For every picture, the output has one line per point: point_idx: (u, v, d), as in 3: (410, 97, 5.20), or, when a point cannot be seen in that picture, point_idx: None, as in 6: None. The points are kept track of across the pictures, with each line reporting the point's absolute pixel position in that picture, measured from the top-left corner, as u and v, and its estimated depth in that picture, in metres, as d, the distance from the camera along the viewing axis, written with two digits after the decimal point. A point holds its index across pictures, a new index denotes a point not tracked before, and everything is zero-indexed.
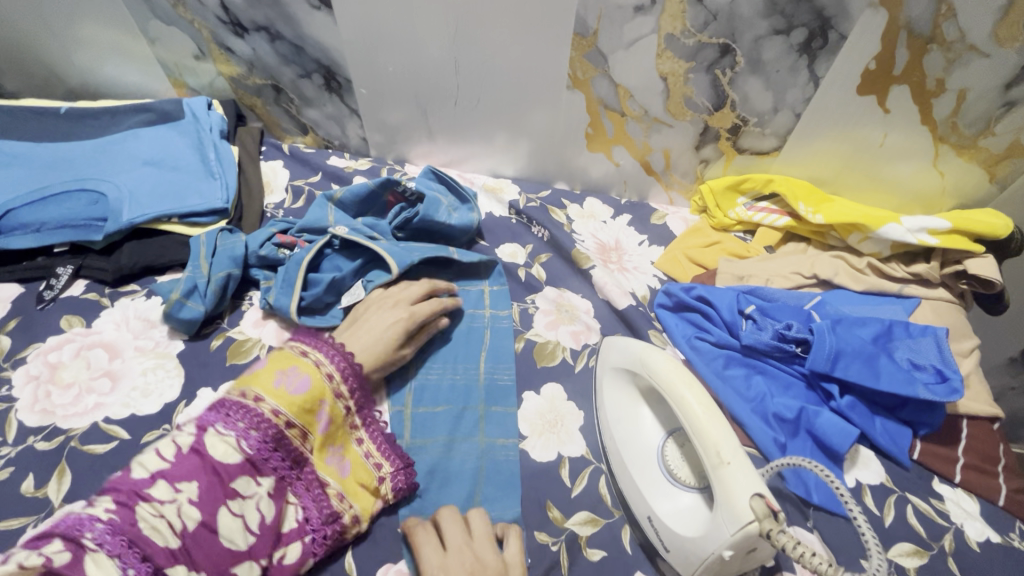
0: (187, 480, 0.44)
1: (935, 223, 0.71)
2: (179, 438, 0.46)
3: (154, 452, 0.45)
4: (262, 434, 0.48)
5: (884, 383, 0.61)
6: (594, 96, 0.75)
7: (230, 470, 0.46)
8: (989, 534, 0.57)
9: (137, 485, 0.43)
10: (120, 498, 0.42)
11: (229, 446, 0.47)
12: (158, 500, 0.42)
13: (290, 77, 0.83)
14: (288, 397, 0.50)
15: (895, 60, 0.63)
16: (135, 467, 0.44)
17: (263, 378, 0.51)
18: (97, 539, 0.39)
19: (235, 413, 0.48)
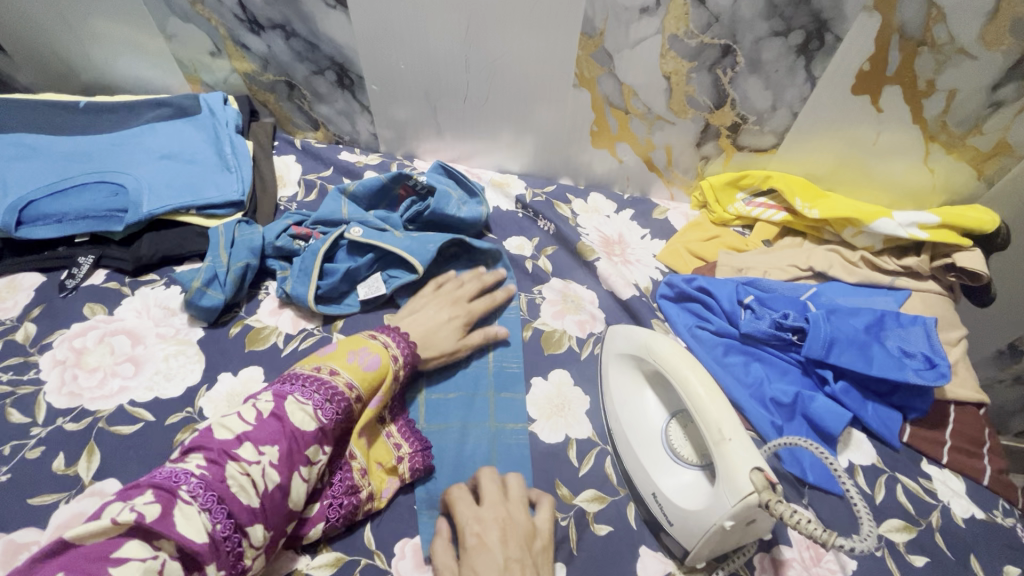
0: (269, 444, 0.48)
1: (925, 218, 0.74)
2: (262, 405, 0.51)
3: (238, 416, 0.49)
4: (335, 406, 0.53)
5: (876, 369, 0.64)
6: (600, 95, 0.78)
7: (306, 439, 0.51)
8: (974, 511, 0.60)
9: (226, 445, 0.47)
10: (211, 455, 0.46)
11: (308, 416, 0.51)
12: (245, 460, 0.46)
13: (304, 74, 0.85)
14: (361, 372, 0.57)
15: (888, 61, 0.66)
16: (221, 429, 0.48)
17: (340, 356, 0.58)
18: (191, 491, 0.43)
19: (314, 384, 0.54)
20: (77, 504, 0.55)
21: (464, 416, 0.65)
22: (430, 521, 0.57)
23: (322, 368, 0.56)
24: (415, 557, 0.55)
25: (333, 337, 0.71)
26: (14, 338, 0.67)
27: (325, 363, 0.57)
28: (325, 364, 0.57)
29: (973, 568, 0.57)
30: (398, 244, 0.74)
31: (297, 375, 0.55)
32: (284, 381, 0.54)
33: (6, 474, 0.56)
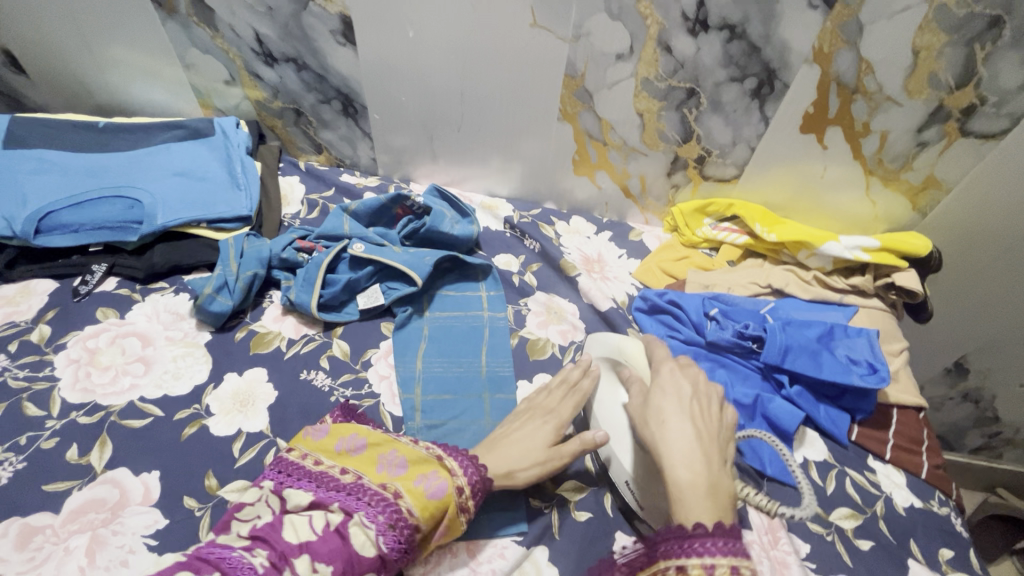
0: (325, 562, 0.49)
1: (868, 242, 0.83)
2: (331, 515, 0.53)
3: (309, 520, 0.52)
4: (398, 534, 0.52)
5: (825, 373, 0.71)
6: (581, 128, 0.87)
7: (361, 566, 0.50)
8: (913, 500, 0.67)
9: (287, 550, 0.49)
10: (273, 557, 0.49)
11: (368, 540, 0.51)
12: (298, 573, 0.48)
13: (311, 102, 0.93)
14: (423, 501, 0.54)
15: (829, 105, 0.76)
16: (290, 528, 0.51)
17: (409, 477, 0.56)
18: None
19: (381, 505, 0.53)
20: (90, 490, 0.59)
21: (455, 415, 0.71)
22: None
23: (388, 487, 0.55)
24: None
25: (333, 342, 0.77)
26: (29, 339, 0.71)
27: (395, 482, 0.56)
28: (392, 483, 0.55)
29: (912, 551, 0.63)
30: (399, 258, 0.80)
31: (366, 490, 0.54)
32: (352, 492, 0.54)
33: (21, 463, 0.60)
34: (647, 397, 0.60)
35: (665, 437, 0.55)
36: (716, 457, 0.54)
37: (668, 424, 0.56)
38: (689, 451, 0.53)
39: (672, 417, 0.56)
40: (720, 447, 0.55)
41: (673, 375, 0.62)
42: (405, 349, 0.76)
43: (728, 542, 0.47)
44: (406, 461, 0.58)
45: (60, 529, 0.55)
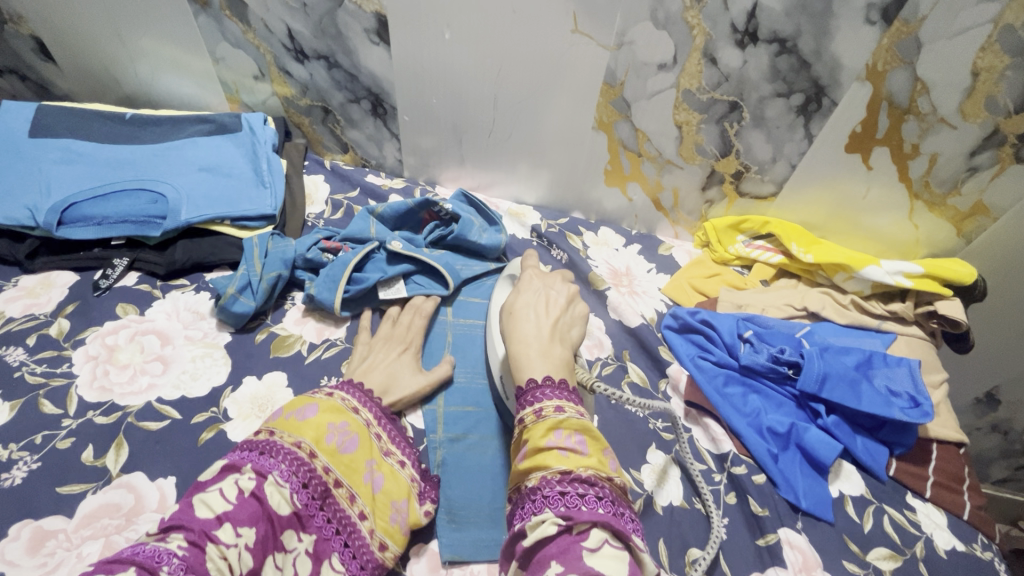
0: (248, 526, 0.45)
1: (910, 268, 0.80)
2: (242, 480, 0.47)
3: (218, 492, 0.45)
4: (312, 490, 0.51)
5: (865, 405, 0.68)
6: (616, 138, 0.85)
7: (282, 522, 0.48)
8: (955, 543, 0.64)
9: (206, 526, 0.43)
10: (191, 536, 0.42)
11: (284, 498, 0.49)
12: (223, 543, 0.43)
13: (340, 101, 0.91)
14: (338, 455, 0.55)
15: (878, 125, 0.73)
16: (201, 506, 0.44)
17: (319, 430, 0.55)
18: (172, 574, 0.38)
19: (293, 461, 0.51)
20: (104, 494, 0.57)
21: (479, 429, 0.67)
22: (445, 527, 0.60)
23: (301, 445, 0.53)
24: (429, 560, 0.58)
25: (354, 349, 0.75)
26: (48, 333, 0.70)
27: (304, 437, 0.54)
28: (303, 439, 0.54)
29: None
30: (438, 259, 0.80)
31: (278, 448, 0.52)
32: (261, 451, 0.51)
33: (36, 463, 0.58)
34: (519, 290, 0.59)
35: (524, 318, 0.55)
36: (563, 336, 0.55)
37: (525, 309, 0.56)
38: (532, 323, 0.54)
39: (527, 304, 0.56)
40: (566, 330, 0.55)
41: (531, 284, 0.60)
42: (430, 357, 0.75)
43: (561, 389, 0.48)
44: (312, 408, 0.57)
45: (73, 534, 0.54)
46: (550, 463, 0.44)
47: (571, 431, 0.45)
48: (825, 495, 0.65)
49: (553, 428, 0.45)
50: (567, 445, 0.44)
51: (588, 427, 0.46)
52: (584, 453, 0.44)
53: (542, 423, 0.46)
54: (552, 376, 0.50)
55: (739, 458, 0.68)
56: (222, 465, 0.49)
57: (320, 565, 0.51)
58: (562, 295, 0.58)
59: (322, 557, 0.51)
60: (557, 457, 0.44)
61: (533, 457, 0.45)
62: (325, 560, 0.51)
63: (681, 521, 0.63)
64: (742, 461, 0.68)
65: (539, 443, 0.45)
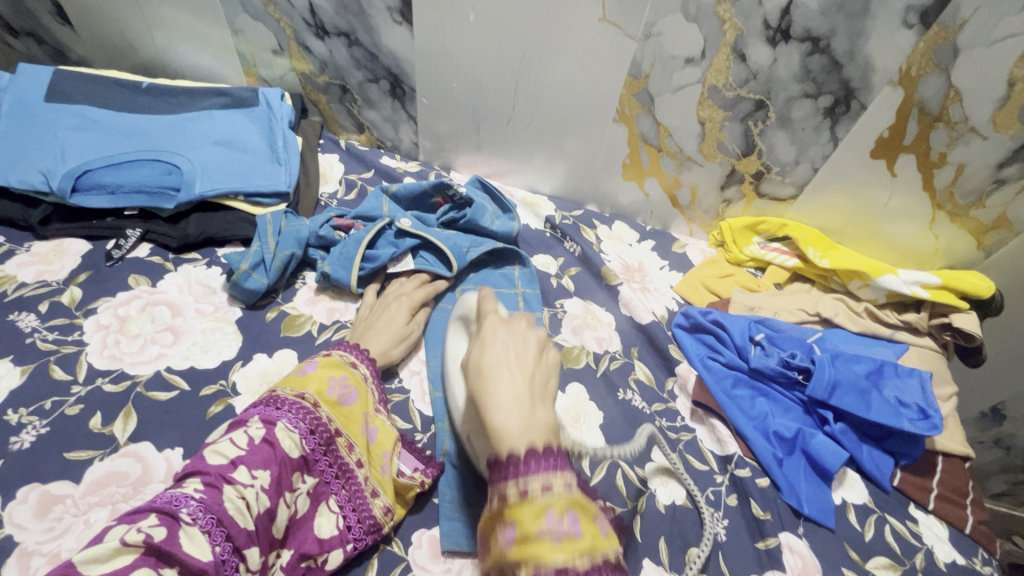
0: (262, 469, 0.49)
1: (927, 278, 0.79)
2: (252, 431, 0.51)
3: (230, 441, 0.49)
4: (318, 436, 0.55)
5: (874, 414, 0.68)
6: (636, 131, 0.83)
7: (291, 466, 0.52)
8: (955, 556, 0.64)
9: (222, 470, 0.47)
10: (208, 480, 0.46)
11: (294, 443, 0.52)
12: (240, 483, 0.46)
13: (358, 80, 0.90)
14: (338, 407, 0.59)
15: (906, 131, 0.72)
16: (215, 454, 0.48)
17: (320, 385, 0.59)
18: (192, 513, 0.43)
19: (298, 410, 0.55)
20: (112, 462, 0.57)
21: None
22: (447, 514, 0.60)
23: (305, 396, 0.57)
24: (430, 547, 0.58)
25: None
26: (60, 300, 0.70)
27: (307, 390, 0.58)
28: (307, 391, 0.58)
29: None
30: (447, 241, 0.79)
31: (283, 400, 0.55)
32: (269, 404, 0.54)
33: (45, 427, 0.58)
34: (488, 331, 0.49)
35: (497, 376, 0.44)
36: (541, 392, 0.44)
37: (501, 346, 0.47)
38: (510, 370, 0.44)
39: (506, 346, 0.47)
40: (549, 385, 0.45)
41: (495, 332, 0.49)
42: (437, 342, 0.75)
43: (548, 459, 0.40)
44: (313, 365, 0.61)
45: (80, 500, 0.54)
46: (541, 555, 0.36)
47: (562, 511, 0.38)
48: (828, 502, 0.65)
49: (542, 510, 0.38)
50: (560, 528, 0.37)
51: (575, 497, 0.39)
52: (579, 536, 0.37)
53: (528, 504, 0.38)
54: (535, 446, 0.41)
55: (744, 460, 0.68)
56: (231, 421, 0.52)
57: (319, 506, 0.55)
58: (530, 351, 0.46)
59: (321, 498, 0.55)
60: (551, 547, 0.36)
61: (522, 545, 0.37)
62: (325, 501, 0.55)
63: (681, 521, 0.63)
64: (746, 463, 0.68)
65: (527, 526, 0.38)
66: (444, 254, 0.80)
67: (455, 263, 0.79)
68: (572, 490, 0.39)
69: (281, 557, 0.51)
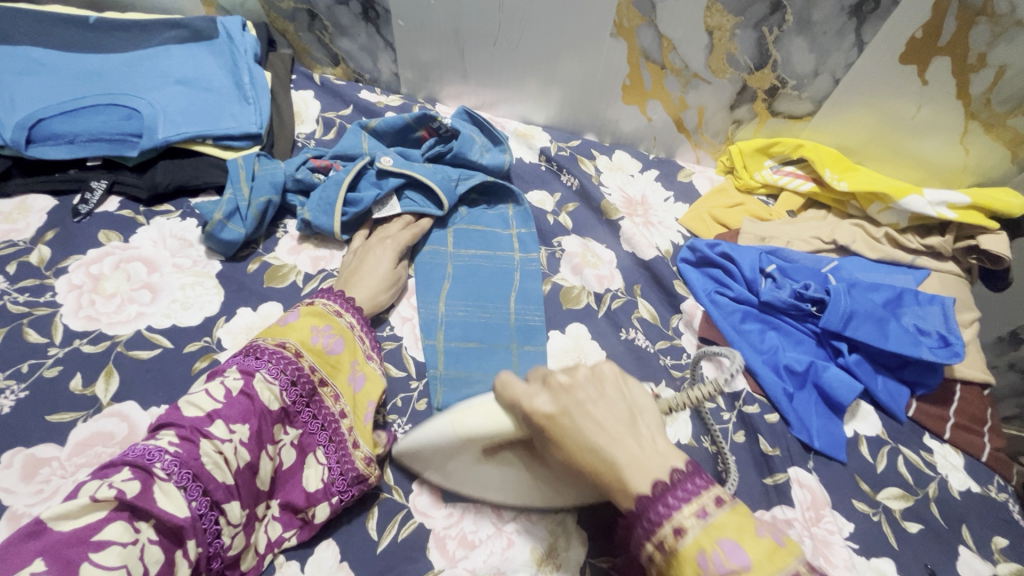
0: (240, 423, 0.46)
1: (955, 198, 0.73)
2: (229, 381, 0.48)
3: (205, 393, 0.47)
4: (300, 388, 0.52)
5: (892, 344, 0.64)
6: (637, 47, 0.75)
7: (271, 418, 0.50)
8: (970, 484, 0.62)
9: (197, 423, 0.45)
10: (182, 433, 0.44)
11: (274, 396, 0.50)
12: (217, 438, 0.45)
13: (327, 3, 0.81)
14: (324, 356, 0.56)
15: (942, 29, 0.64)
16: (189, 406, 0.46)
17: (304, 333, 0.56)
18: (165, 469, 0.42)
19: (280, 361, 0.52)
20: (96, 423, 0.55)
21: (482, 366, 0.65)
22: None
23: (286, 345, 0.54)
24: (432, 494, 0.57)
25: None
26: (28, 260, 0.66)
27: (289, 337, 0.55)
28: (288, 340, 0.54)
29: (964, 537, 0.59)
30: (432, 176, 0.74)
31: (262, 350, 0.52)
32: (248, 354, 0.52)
33: (24, 391, 0.57)
34: (557, 422, 0.40)
35: (606, 460, 0.39)
36: (636, 426, 0.40)
37: (580, 415, 0.40)
38: (595, 419, 0.40)
39: (589, 415, 0.40)
40: (627, 394, 0.42)
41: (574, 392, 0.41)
42: (428, 286, 0.71)
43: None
44: (296, 313, 0.58)
45: (66, 462, 0.53)
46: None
47: (714, 546, 0.34)
48: (840, 435, 0.63)
49: (693, 556, 0.34)
50: (720, 568, 0.33)
51: (719, 522, 0.35)
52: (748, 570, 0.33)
53: (675, 558, 0.35)
54: (663, 479, 0.37)
55: (752, 397, 0.66)
56: (209, 372, 0.50)
57: (305, 458, 0.53)
58: (594, 393, 0.41)
59: (308, 450, 0.53)
60: None
61: None
62: (311, 453, 0.53)
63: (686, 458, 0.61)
64: (755, 400, 0.65)
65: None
66: (432, 192, 0.75)
67: (445, 201, 0.74)
68: (712, 516, 0.35)
69: (270, 507, 0.51)
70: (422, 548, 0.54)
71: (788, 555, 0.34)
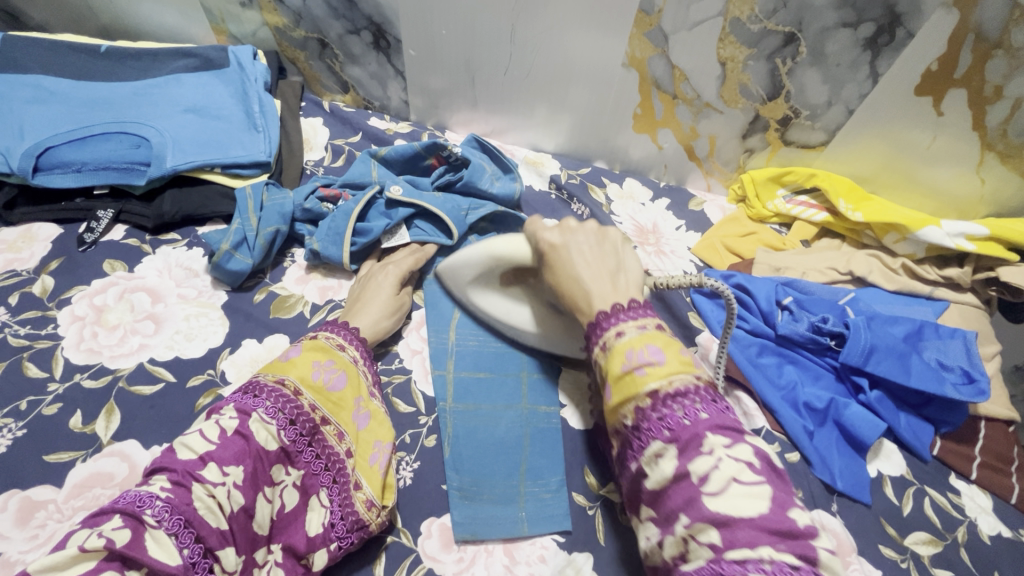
0: (234, 465, 0.45)
1: (973, 229, 0.72)
2: (224, 421, 0.46)
3: (199, 434, 0.45)
4: (300, 427, 0.51)
5: (914, 381, 0.63)
6: (649, 77, 0.75)
7: (269, 459, 0.48)
8: (1000, 528, 0.60)
9: (190, 466, 0.43)
10: (175, 477, 0.42)
11: (271, 435, 0.48)
12: (210, 481, 0.43)
13: (338, 32, 0.81)
14: (325, 393, 0.55)
15: (958, 62, 0.63)
16: (183, 448, 0.44)
17: (304, 369, 0.55)
18: (157, 515, 0.39)
19: (280, 399, 0.51)
20: (96, 463, 0.54)
21: (491, 398, 0.64)
22: (457, 504, 0.56)
23: (286, 382, 0.52)
24: (441, 536, 0.55)
25: None
26: (31, 291, 0.65)
27: (289, 374, 0.53)
28: (288, 376, 0.53)
29: None
30: (443, 207, 0.73)
31: (261, 386, 0.51)
32: (246, 391, 0.50)
33: (22, 429, 0.55)
34: (556, 252, 0.52)
35: (581, 287, 0.48)
36: (617, 268, 0.50)
37: (573, 251, 0.51)
38: (585, 256, 0.50)
39: (579, 253, 0.50)
40: (620, 254, 0.51)
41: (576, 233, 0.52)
42: (437, 316, 0.69)
43: (708, 401, 0.40)
44: (298, 348, 0.56)
45: (63, 506, 0.51)
46: (634, 389, 0.41)
47: (642, 345, 0.42)
48: (863, 476, 0.61)
49: (624, 351, 0.42)
50: (642, 362, 0.41)
51: (652, 334, 0.42)
52: (662, 364, 0.41)
53: (610, 353, 0.43)
54: (621, 303, 0.46)
55: (772, 435, 0.64)
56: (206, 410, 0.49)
57: (309, 500, 0.51)
58: (590, 239, 0.52)
59: (311, 491, 0.51)
60: (639, 378, 0.41)
61: (619, 388, 0.42)
62: (314, 494, 0.51)
63: None
64: (775, 438, 0.63)
65: (617, 371, 0.42)
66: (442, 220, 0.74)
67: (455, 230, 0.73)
68: (649, 330, 0.43)
69: (271, 551, 0.48)
70: None
71: (695, 369, 0.41)
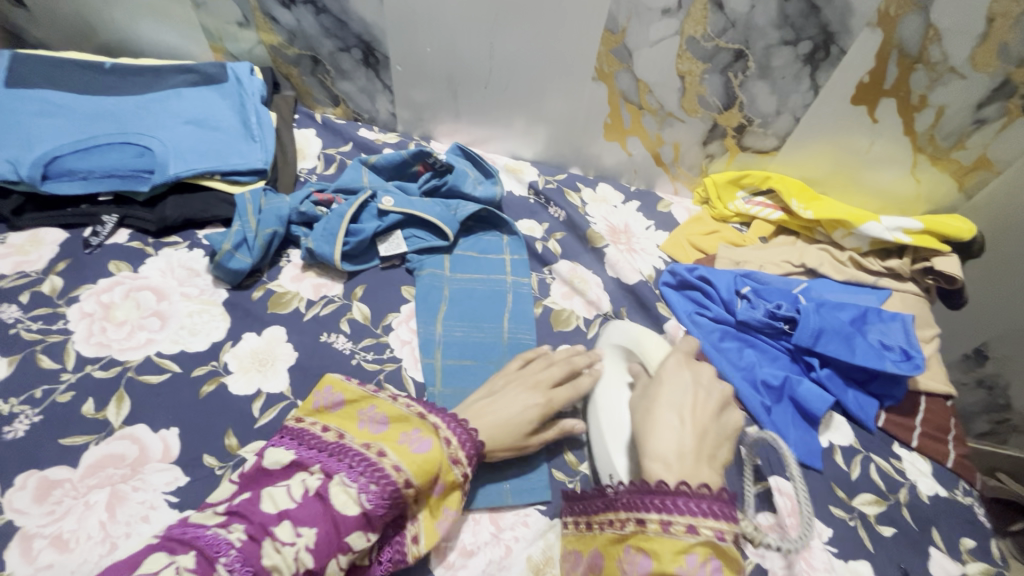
0: (309, 526, 0.45)
1: (910, 224, 0.80)
2: (309, 480, 0.48)
3: (287, 489, 0.47)
4: (382, 491, 0.48)
5: (859, 358, 0.69)
6: (616, 89, 0.82)
7: (348, 523, 0.47)
8: (938, 489, 0.66)
9: (267, 520, 0.45)
10: (251, 529, 0.45)
11: (351, 498, 0.47)
12: (281, 540, 0.44)
13: (329, 49, 0.88)
14: (405, 458, 0.50)
15: (887, 74, 0.71)
16: (268, 499, 0.47)
17: (392, 437, 0.52)
18: (228, 565, 0.42)
19: (363, 465, 0.49)
20: (108, 445, 0.57)
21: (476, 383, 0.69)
22: None
23: (370, 446, 0.51)
24: None
25: (352, 305, 0.74)
26: (40, 290, 0.69)
27: (377, 441, 0.52)
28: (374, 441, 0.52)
29: (934, 538, 0.62)
30: (432, 212, 0.79)
31: (348, 450, 0.51)
32: (332, 452, 0.51)
33: (38, 416, 0.58)
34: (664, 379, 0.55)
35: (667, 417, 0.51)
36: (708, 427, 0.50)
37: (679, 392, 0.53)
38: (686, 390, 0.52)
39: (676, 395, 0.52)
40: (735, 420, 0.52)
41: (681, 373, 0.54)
42: (427, 308, 0.75)
43: None
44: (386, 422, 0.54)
45: (79, 483, 0.54)
46: None
47: (706, 558, 0.42)
48: (816, 445, 0.67)
49: (686, 553, 0.43)
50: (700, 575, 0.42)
51: (723, 548, 0.43)
52: None
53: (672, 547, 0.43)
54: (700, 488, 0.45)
55: None
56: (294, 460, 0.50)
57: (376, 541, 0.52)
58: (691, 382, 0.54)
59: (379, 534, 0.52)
60: None
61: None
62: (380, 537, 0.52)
63: None
64: None
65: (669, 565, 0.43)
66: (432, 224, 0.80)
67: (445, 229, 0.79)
68: (723, 542, 0.43)
69: None
70: (422, 559, 0.56)
71: None
